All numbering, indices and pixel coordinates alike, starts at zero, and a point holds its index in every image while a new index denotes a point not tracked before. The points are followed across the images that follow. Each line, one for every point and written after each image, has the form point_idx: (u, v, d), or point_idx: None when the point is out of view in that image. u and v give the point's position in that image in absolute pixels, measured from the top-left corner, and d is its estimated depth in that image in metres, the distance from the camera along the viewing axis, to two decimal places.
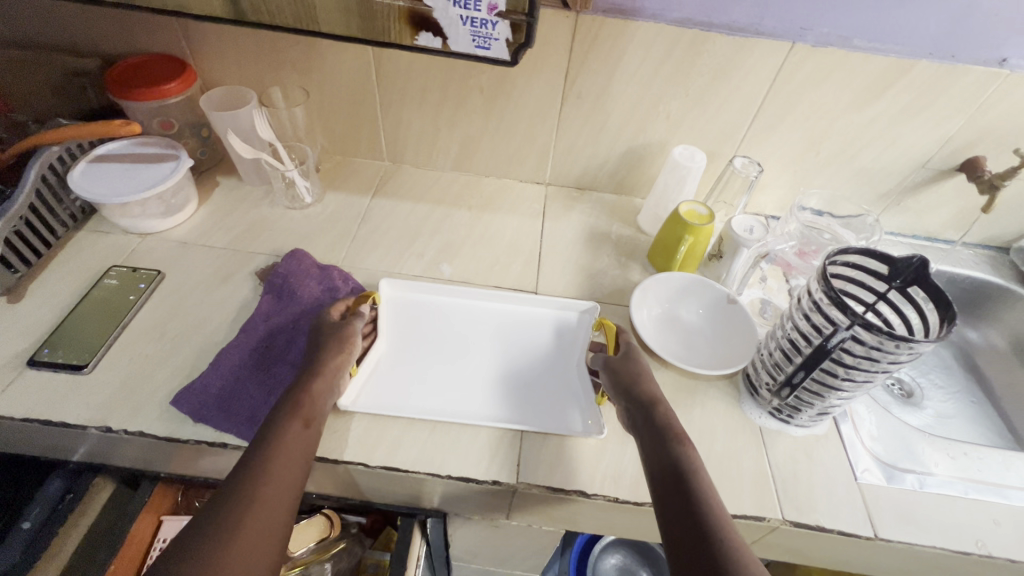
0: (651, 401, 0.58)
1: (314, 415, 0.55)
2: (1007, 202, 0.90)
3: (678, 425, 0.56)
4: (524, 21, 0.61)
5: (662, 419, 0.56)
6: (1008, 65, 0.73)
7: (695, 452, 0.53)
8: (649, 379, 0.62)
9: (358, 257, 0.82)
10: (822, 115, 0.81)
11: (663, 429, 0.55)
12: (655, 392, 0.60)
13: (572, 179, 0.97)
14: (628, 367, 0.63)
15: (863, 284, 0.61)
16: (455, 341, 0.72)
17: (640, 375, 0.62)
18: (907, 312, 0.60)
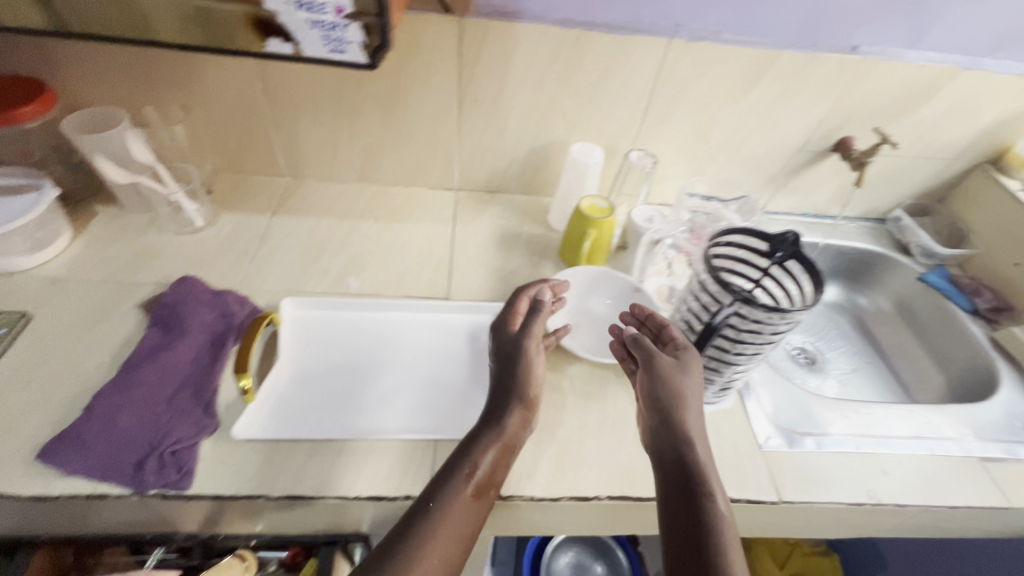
0: (684, 435, 0.53)
1: (486, 487, 0.53)
2: (876, 177, 0.98)
3: (711, 468, 0.50)
4: (377, 23, 0.57)
5: (693, 459, 0.51)
6: (860, 51, 0.80)
7: (722, 504, 0.47)
8: (690, 405, 0.55)
9: (258, 278, 0.78)
10: (706, 106, 0.86)
11: (691, 471, 0.50)
12: (693, 423, 0.54)
13: (481, 182, 0.97)
14: (671, 382, 0.56)
15: (748, 262, 0.65)
16: (364, 355, 0.70)
17: (680, 397, 0.55)
18: (791, 287, 0.63)
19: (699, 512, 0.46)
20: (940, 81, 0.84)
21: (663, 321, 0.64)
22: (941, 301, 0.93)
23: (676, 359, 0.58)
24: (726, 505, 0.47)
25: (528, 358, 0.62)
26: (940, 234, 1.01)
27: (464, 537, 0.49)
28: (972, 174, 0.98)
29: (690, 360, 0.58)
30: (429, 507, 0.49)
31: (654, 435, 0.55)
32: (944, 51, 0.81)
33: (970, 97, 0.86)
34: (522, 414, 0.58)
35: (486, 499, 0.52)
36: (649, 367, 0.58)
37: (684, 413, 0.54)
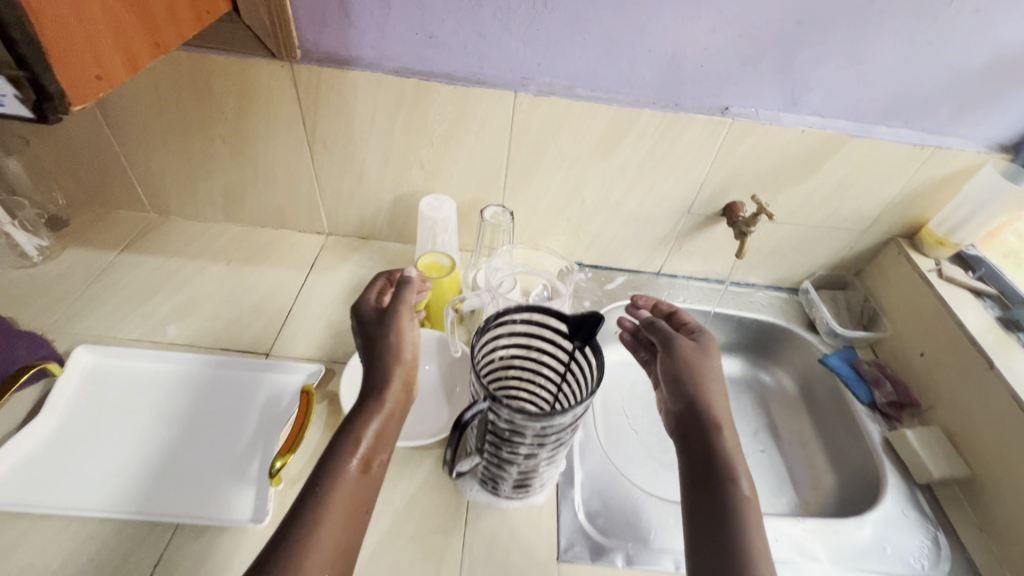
0: (711, 419, 0.54)
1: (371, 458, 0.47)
2: (778, 245, 0.90)
3: (737, 451, 0.52)
4: (23, 76, 0.39)
5: (722, 445, 0.52)
6: (730, 113, 0.73)
7: (748, 490, 0.49)
8: (715, 384, 0.57)
9: (73, 321, 0.74)
10: (571, 163, 0.80)
11: (719, 456, 0.51)
12: (715, 401, 0.56)
13: (352, 228, 0.92)
14: (693, 365, 0.57)
15: (553, 348, 0.56)
16: (141, 415, 0.65)
17: (703, 382, 0.56)
18: (588, 385, 0.54)
19: (725, 500, 0.48)
20: (828, 148, 0.76)
21: (669, 306, 0.69)
22: (839, 389, 0.83)
23: (698, 343, 0.60)
24: (750, 492, 0.49)
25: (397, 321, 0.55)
26: (852, 311, 0.91)
27: (356, 516, 0.44)
28: (887, 248, 0.88)
29: (709, 345, 0.60)
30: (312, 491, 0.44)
31: (678, 418, 0.55)
32: (827, 117, 0.74)
33: (866, 166, 0.78)
34: (399, 368, 0.52)
35: (376, 472, 0.47)
36: (669, 348, 0.59)
37: (709, 399, 0.55)
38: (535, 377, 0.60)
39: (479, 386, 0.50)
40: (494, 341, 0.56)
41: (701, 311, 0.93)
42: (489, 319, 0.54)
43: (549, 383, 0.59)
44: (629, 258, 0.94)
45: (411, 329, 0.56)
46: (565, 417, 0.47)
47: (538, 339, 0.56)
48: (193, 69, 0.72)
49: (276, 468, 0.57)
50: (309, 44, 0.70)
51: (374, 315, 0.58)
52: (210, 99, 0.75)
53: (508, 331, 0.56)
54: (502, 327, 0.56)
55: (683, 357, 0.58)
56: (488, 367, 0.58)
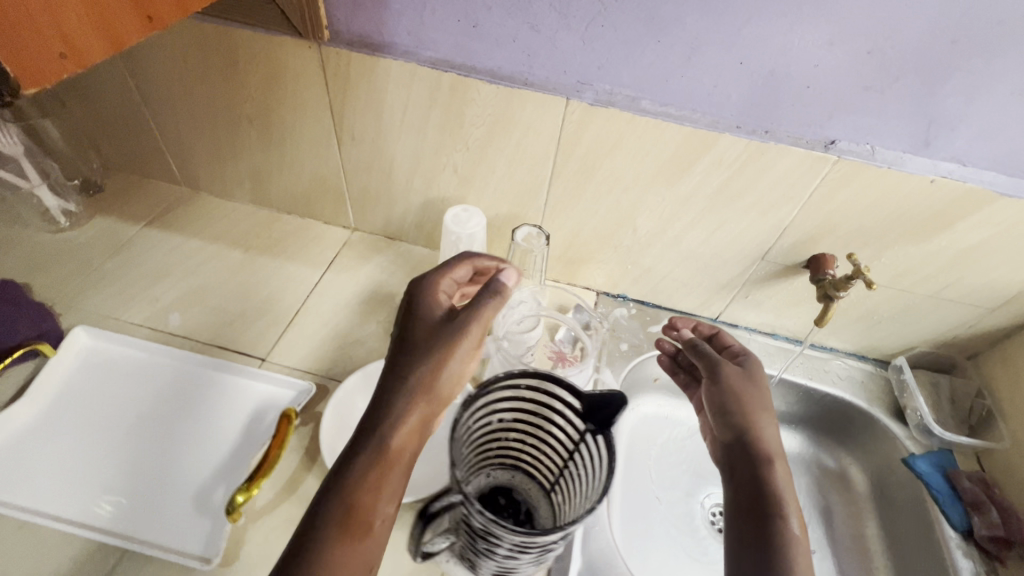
0: (761, 450, 0.51)
1: (374, 514, 0.36)
2: (872, 309, 0.73)
3: (787, 487, 0.48)
4: None
5: (770, 477, 0.49)
6: (836, 149, 0.58)
7: (795, 529, 0.44)
8: (766, 413, 0.54)
9: (84, 295, 0.73)
10: (626, 186, 0.67)
11: (766, 488, 0.48)
12: (766, 429, 0.53)
13: (378, 226, 0.85)
14: (739, 391, 0.55)
15: (561, 425, 0.48)
16: (122, 412, 0.62)
17: (752, 411, 0.53)
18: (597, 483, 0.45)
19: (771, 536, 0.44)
20: (964, 205, 0.59)
21: (711, 329, 0.67)
22: (922, 500, 0.67)
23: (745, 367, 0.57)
24: (797, 528, 0.45)
25: (445, 337, 0.42)
26: (956, 405, 0.73)
27: None
28: (1020, 335, 0.70)
29: (756, 371, 0.57)
30: (301, 547, 0.35)
31: (725, 447, 0.53)
32: (970, 165, 0.56)
33: (1015, 232, 0.60)
34: (438, 371, 0.41)
35: (380, 528, 0.37)
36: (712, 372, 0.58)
37: (760, 429, 0.52)
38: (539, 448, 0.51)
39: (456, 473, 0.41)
40: (492, 406, 0.48)
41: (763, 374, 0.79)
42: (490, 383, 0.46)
43: (553, 460, 0.50)
44: (683, 298, 0.81)
45: (460, 348, 0.42)
46: (552, 534, 0.39)
47: (544, 410, 0.48)
48: (220, 43, 0.66)
49: (236, 504, 0.51)
50: (339, 24, 0.61)
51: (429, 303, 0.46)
52: (237, 76, 0.69)
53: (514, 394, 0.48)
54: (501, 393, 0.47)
55: (731, 380, 0.56)
56: (484, 432, 0.49)
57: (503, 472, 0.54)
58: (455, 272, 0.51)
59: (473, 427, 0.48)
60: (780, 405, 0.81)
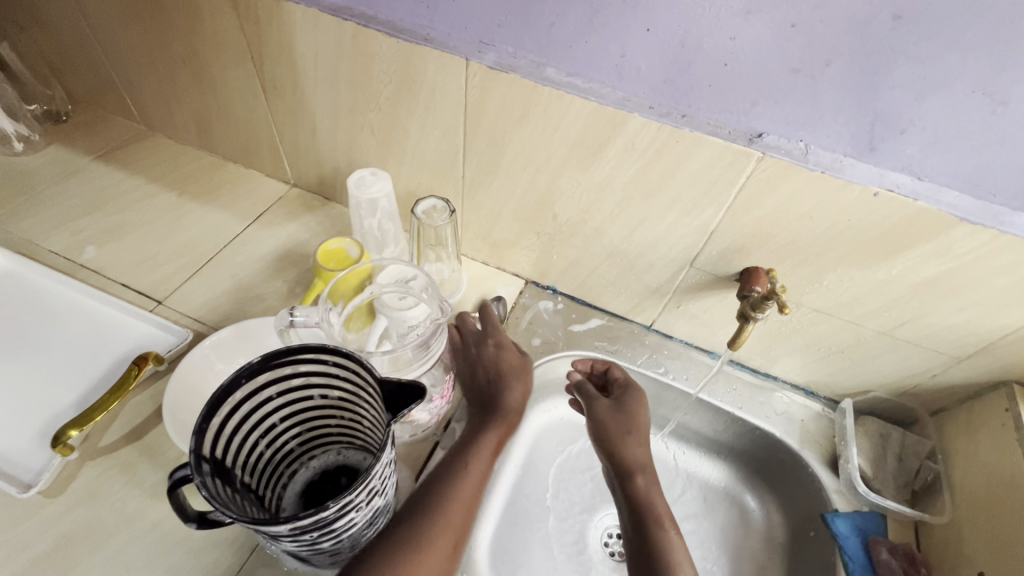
0: (631, 469, 0.55)
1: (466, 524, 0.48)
2: (818, 340, 0.63)
3: (659, 503, 0.53)
4: None
5: (643, 496, 0.53)
6: (762, 143, 0.49)
7: (672, 535, 0.50)
8: (639, 441, 0.57)
9: (18, 217, 0.75)
10: (539, 166, 0.61)
11: (643, 507, 0.52)
12: (639, 448, 0.57)
13: (314, 185, 0.83)
14: (610, 425, 0.58)
15: (377, 411, 0.44)
16: (9, 333, 0.63)
17: (621, 438, 0.57)
18: (372, 483, 0.40)
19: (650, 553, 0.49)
20: (915, 229, 0.49)
21: (604, 363, 0.66)
22: (833, 565, 0.59)
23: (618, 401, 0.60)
24: (677, 539, 0.50)
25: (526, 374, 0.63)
26: (902, 465, 0.63)
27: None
28: (991, 395, 0.58)
29: (630, 404, 0.60)
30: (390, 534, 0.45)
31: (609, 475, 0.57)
32: (927, 180, 0.46)
33: (980, 269, 0.49)
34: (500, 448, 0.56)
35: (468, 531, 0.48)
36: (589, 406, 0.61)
37: (632, 453, 0.56)
38: (369, 430, 0.48)
39: (217, 437, 0.39)
40: (313, 376, 0.44)
41: (679, 392, 0.71)
42: (306, 350, 0.42)
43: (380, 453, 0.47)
44: (611, 299, 0.73)
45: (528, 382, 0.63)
46: (280, 525, 0.36)
47: (364, 392, 0.45)
48: None
49: (65, 437, 0.52)
50: None
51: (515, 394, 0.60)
52: (165, 14, 0.68)
53: (333, 376, 0.44)
54: (321, 366, 0.43)
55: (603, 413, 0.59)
56: (306, 404, 0.46)
57: (355, 454, 0.52)
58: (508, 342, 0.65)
59: (284, 396, 0.43)
60: (706, 430, 0.73)
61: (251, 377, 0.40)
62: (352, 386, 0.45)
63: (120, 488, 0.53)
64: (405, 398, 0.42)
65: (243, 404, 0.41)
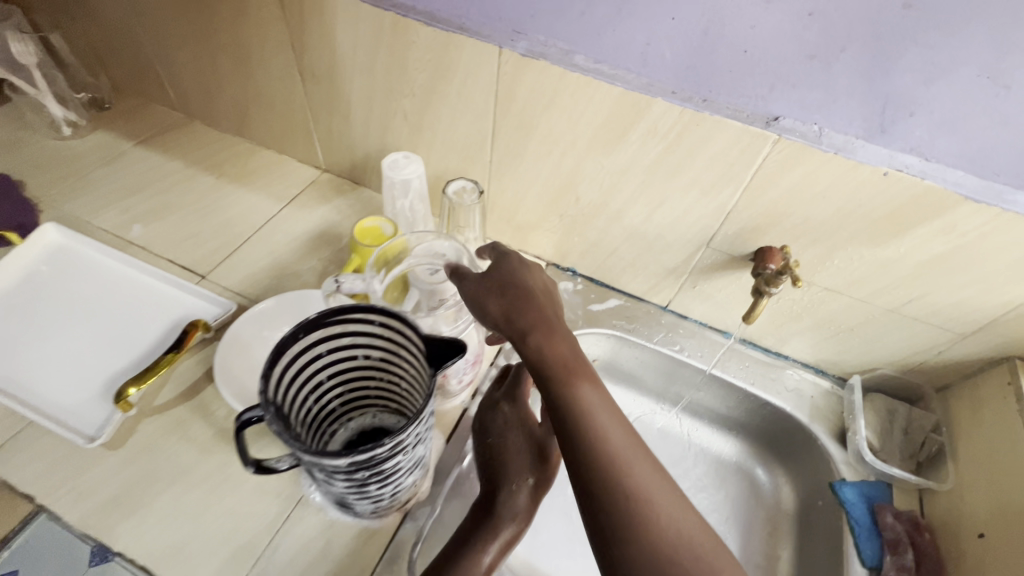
0: (529, 339, 0.43)
1: None
2: (828, 318, 0.66)
3: (561, 350, 0.42)
4: None
5: (580, 394, 0.40)
6: (779, 126, 0.52)
7: (586, 386, 0.41)
8: (532, 304, 0.45)
9: (68, 197, 0.80)
10: (564, 150, 0.64)
11: (544, 367, 0.42)
12: (531, 315, 0.44)
13: (345, 170, 0.86)
14: (490, 291, 0.46)
15: (417, 368, 0.48)
16: (67, 302, 0.68)
17: (501, 307, 0.45)
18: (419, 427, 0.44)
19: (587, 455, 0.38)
20: (923, 207, 0.52)
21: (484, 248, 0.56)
22: (841, 531, 0.61)
23: (536, 294, 0.46)
24: (592, 389, 0.41)
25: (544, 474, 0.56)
26: (909, 438, 0.66)
27: None
28: (994, 371, 0.61)
29: (509, 270, 0.48)
30: None
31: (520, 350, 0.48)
32: (934, 160, 0.49)
33: (985, 246, 0.52)
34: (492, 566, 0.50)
35: None
36: (501, 294, 0.46)
37: (525, 317, 0.44)
38: (405, 390, 0.52)
39: (279, 383, 0.42)
40: (359, 336, 0.47)
41: (692, 368, 0.74)
42: (358, 310, 0.46)
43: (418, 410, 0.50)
44: (629, 281, 0.77)
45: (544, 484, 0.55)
46: (339, 460, 0.39)
47: (405, 352, 0.48)
48: None
49: (126, 394, 0.56)
50: None
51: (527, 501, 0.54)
52: (211, 5, 0.72)
53: (377, 336, 0.48)
54: (368, 326, 0.47)
55: (518, 303, 0.45)
56: (351, 363, 0.50)
57: (392, 416, 0.55)
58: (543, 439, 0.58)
59: (333, 353, 0.47)
60: (718, 406, 0.76)
61: (307, 333, 0.44)
62: (393, 346, 0.48)
63: (174, 444, 0.57)
64: (446, 353, 0.45)
65: (298, 357, 0.44)
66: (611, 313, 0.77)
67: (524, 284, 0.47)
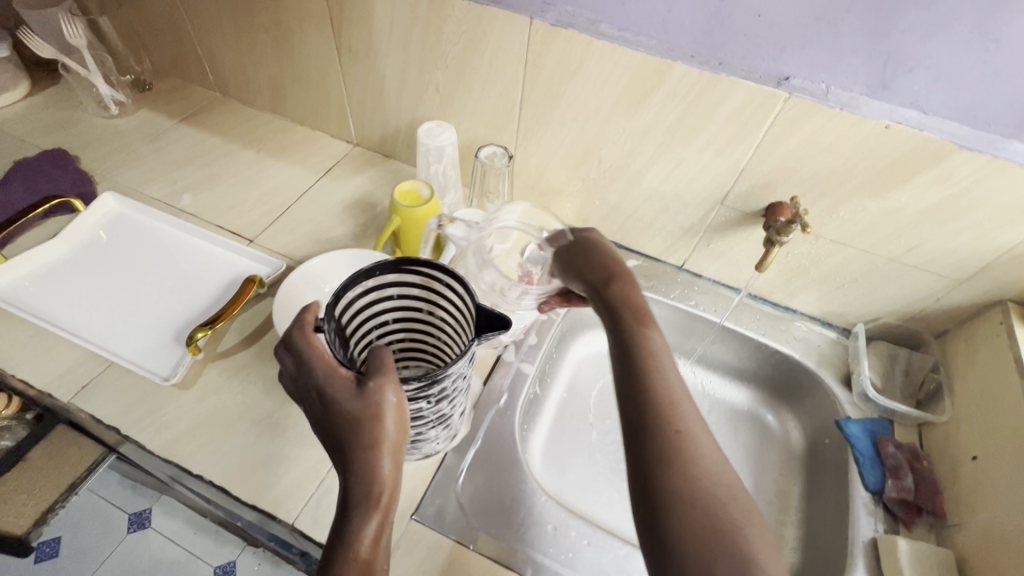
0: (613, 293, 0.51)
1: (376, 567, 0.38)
2: (834, 271, 0.72)
3: (639, 302, 0.51)
4: None
5: (647, 343, 0.47)
6: (789, 85, 0.57)
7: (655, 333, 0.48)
8: (615, 265, 0.54)
9: (121, 170, 0.86)
10: (589, 116, 0.69)
11: (622, 309, 0.50)
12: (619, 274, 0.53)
13: (376, 143, 0.92)
14: (580, 254, 0.56)
15: (467, 334, 0.52)
16: (129, 263, 0.73)
17: (591, 265, 0.55)
18: (450, 384, 0.46)
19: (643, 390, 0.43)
20: (922, 157, 0.56)
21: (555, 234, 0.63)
22: (847, 462, 0.67)
23: (619, 262, 0.55)
24: (658, 335, 0.48)
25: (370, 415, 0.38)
26: (908, 379, 0.71)
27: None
28: (988, 314, 0.66)
29: (592, 241, 0.57)
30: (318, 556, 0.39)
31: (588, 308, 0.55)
32: (932, 113, 0.54)
33: (979, 192, 0.57)
34: (381, 540, 0.38)
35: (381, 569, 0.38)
36: (585, 257, 0.56)
37: (611, 275, 0.53)
38: (451, 341, 0.55)
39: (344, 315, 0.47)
40: (423, 288, 0.51)
41: (705, 321, 0.80)
42: (424, 265, 0.49)
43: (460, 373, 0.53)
44: (647, 242, 0.82)
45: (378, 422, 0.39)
46: None
47: (461, 315, 0.52)
48: None
49: (196, 338, 0.61)
50: None
51: (371, 471, 0.38)
52: None
53: (442, 295, 0.51)
54: (437, 283, 0.50)
55: (599, 265, 0.54)
56: (414, 312, 0.54)
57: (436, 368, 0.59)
58: (348, 394, 0.39)
59: (400, 298, 0.51)
60: (730, 358, 0.82)
61: (384, 273, 0.48)
62: (453, 308, 0.52)
63: (239, 384, 0.63)
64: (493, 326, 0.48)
65: (371, 293, 0.49)
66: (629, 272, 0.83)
67: (607, 253, 0.56)
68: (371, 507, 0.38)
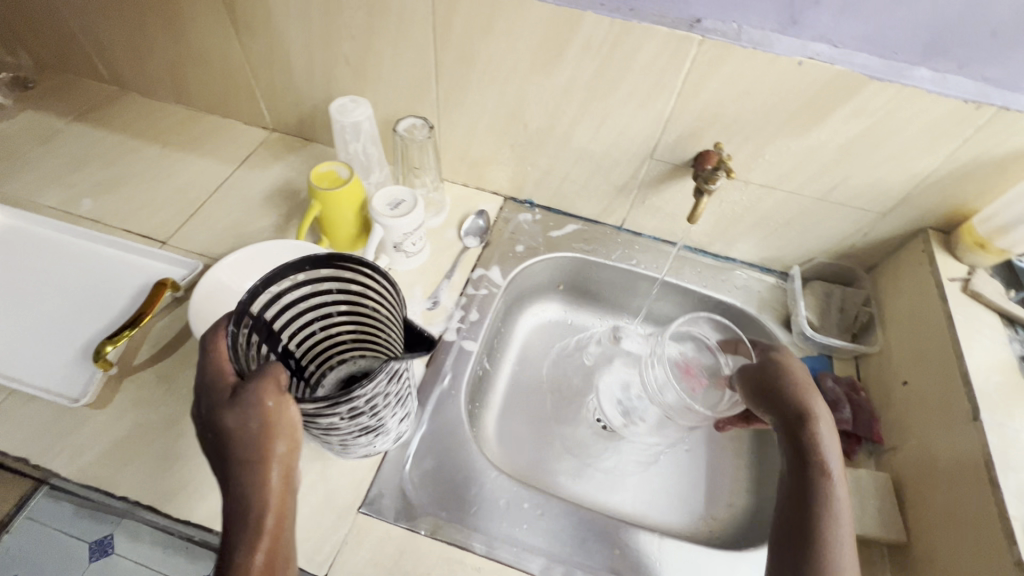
0: (806, 433, 0.48)
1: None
2: (767, 216, 0.72)
3: (830, 448, 0.47)
4: None
5: (828, 499, 0.44)
6: (701, 28, 0.55)
7: (840, 492, 0.45)
8: (812, 392, 0.50)
9: (7, 179, 0.78)
10: (508, 78, 0.66)
11: (808, 454, 0.47)
12: (822, 414, 0.49)
13: (294, 127, 0.86)
14: (774, 374, 0.53)
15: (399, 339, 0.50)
16: (24, 279, 0.67)
17: (795, 391, 0.51)
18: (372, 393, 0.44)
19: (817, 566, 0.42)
20: (837, 91, 0.56)
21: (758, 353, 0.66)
22: None
23: (807, 391, 0.50)
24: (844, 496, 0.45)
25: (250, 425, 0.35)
26: (844, 314, 0.73)
27: None
28: (911, 244, 0.68)
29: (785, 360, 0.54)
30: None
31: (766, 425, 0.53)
32: (841, 46, 0.53)
33: (892, 122, 0.57)
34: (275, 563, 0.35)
35: None
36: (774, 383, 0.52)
37: (808, 408, 0.49)
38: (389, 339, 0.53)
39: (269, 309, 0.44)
40: (361, 285, 0.48)
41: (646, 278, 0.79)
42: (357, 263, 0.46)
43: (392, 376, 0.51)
44: (584, 205, 0.80)
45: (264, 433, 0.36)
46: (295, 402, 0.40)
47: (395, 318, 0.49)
48: None
49: (104, 353, 0.57)
50: None
51: (254, 485, 0.35)
52: None
53: (380, 294, 0.49)
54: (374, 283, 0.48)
55: (791, 396, 0.50)
56: (352, 308, 0.51)
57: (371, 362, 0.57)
58: (225, 403, 0.36)
59: (335, 293, 0.49)
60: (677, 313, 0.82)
61: (314, 268, 0.45)
62: (391, 310, 0.49)
63: (160, 396, 0.59)
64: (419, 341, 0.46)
65: (302, 286, 0.46)
66: (569, 237, 0.81)
67: (805, 383, 0.51)
68: (255, 532, 0.35)
